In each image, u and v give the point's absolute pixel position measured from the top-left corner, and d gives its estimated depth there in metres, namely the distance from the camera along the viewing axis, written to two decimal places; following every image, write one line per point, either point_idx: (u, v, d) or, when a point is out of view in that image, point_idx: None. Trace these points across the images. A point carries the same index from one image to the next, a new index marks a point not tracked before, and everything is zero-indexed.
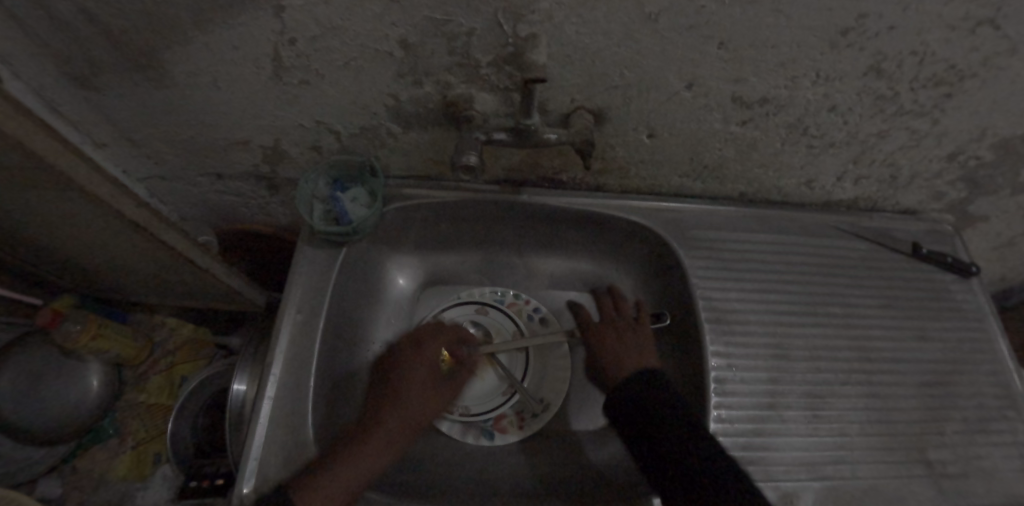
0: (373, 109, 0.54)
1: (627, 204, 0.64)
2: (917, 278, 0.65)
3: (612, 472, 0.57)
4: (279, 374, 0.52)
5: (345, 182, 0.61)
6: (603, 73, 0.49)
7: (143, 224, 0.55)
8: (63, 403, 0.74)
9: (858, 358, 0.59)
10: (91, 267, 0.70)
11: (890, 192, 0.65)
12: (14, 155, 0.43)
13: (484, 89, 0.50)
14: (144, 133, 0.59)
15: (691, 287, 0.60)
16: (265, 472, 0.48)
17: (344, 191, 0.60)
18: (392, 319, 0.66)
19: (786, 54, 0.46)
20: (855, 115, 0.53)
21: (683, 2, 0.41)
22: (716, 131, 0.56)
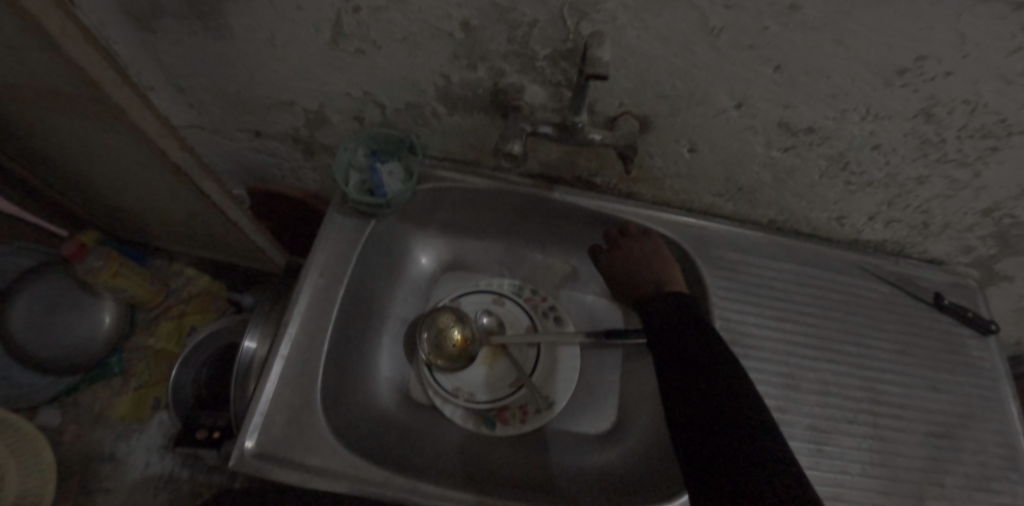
0: (422, 87, 0.54)
1: (656, 216, 0.65)
2: (935, 328, 0.65)
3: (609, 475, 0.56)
4: (294, 334, 0.52)
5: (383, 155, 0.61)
6: (655, 80, 0.49)
7: (183, 167, 0.56)
8: (75, 336, 0.77)
9: (867, 399, 0.59)
10: (121, 207, 0.71)
11: (919, 238, 0.65)
12: (74, 81, 0.44)
13: (535, 81, 0.51)
14: (193, 81, 0.59)
15: (711, 305, 0.60)
16: (270, 427, 0.48)
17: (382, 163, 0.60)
18: (408, 297, 0.66)
19: (840, 86, 0.46)
20: (897, 156, 0.53)
21: (748, 20, 0.42)
22: (757, 154, 0.56)
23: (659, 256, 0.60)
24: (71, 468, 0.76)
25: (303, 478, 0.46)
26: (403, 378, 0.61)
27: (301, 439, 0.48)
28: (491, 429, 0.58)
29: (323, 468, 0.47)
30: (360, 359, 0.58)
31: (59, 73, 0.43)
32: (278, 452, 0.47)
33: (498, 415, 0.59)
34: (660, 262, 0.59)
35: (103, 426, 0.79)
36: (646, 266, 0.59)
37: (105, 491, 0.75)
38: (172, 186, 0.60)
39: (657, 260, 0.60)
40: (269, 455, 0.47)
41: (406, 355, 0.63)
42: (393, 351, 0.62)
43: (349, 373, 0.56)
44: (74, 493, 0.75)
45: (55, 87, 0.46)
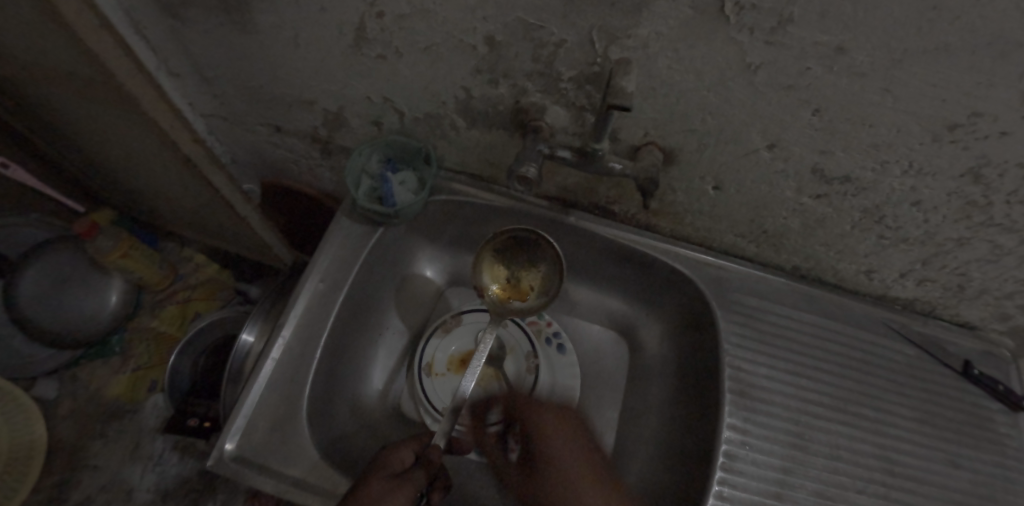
0: (442, 98, 0.53)
1: (674, 251, 0.63)
2: (961, 399, 0.60)
3: None
4: (288, 338, 0.51)
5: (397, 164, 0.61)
6: (684, 113, 0.47)
7: (194, 159, 0.55)
8: (80, 312, 0.78)
9: (881, 469, 0.55)
10: (137, 190, 0.72)
11: (953, 301, 0.60)
12: (92, 67, 0.43)
13: (558, 103, 0.49)
14: (216, 71, 0.59)
15: (721, 351, 0.57)
16: (251, 433, 0.47)
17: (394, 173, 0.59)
18: (411, 309, 0.65)
19: (882, 136, 0.43)
20: (937, 215, 0.49)
21: (789, 58, 0.39)
22: (785, 198, 0.53)
23: (572, 434, 0.55)
24: (64, 440, 0.77)
25: (278, 488, 0.45)
26: (395, 391, 0.60)
27: (282, 447, 0.47)
28: (478, 456, 0.57)
29: (298, 479, 0.46)
30: (352, 368, 0.57)
31: (77, 58, 0.43)
32: (256, 459, 0.46)
33: (489, 441, 0.58)
34: (594, 455, 0.54)
35: (99, 403, 0.80)
36: (568, 457, 0.54)
37: (93, 467, 0.76)
38: (184, 177, 0.60)
39: (580, 447, 0.54)
40: (245, 461, 0.46)
41: (401, 368, 0.61)
42: (388, 362, 0.61)
43: (339, 381, 0.55)
44: (64, 466, 0.76)
45: (75, 71, 0.46)
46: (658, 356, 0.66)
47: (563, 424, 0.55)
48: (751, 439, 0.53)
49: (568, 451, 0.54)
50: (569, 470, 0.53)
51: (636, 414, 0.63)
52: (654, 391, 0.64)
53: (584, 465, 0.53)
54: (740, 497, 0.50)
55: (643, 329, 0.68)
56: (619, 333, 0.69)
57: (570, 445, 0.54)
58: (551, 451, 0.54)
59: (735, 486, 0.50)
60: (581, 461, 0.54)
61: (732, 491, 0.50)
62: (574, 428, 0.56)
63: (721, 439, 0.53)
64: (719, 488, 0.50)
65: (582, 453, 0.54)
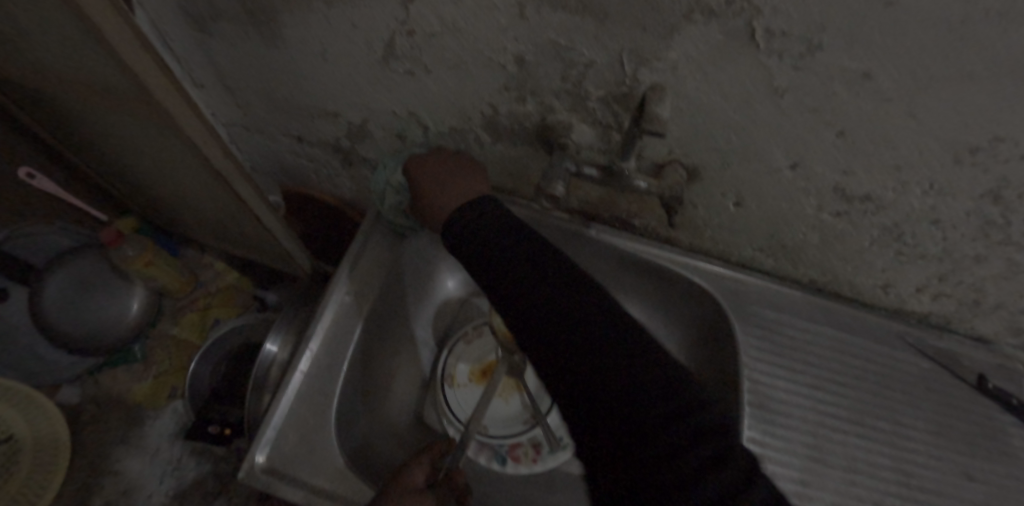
0: (468, 113, 0.54)
1: (692, 263, 0.64)
2: (977, 413, 0.60)
3: None
4: (315, 350, 0.52)
5: None
6: (709, 132, 0.47)
7: (224, 173, 0.56)
8: (103, 319, 0.79)
9: (899, 482, 0.55)
10: (160, 197, 0.73)
11: (968, 315, 0.61)
12: (128, 84, 0.44)
13: (584, 120, 0.49)
14: (243, 83, 0.60)
15: (740, 364, 0.58)
16: (281, 444, 0.48)
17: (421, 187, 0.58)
18: (433, 319, 0.65)
19: (904, 158, 0.44)
20: (955, 233, 0.50)
21: (815, 82, 0.40)
22: (806, 215, 0.54)
23: (463, 170, 0.54)
24: (86, 446, 0.79)
25: (310, 499, 0.46)
26: (419, 401, 0.61)
27: (313, 460, 0.48)
28: (501, 466, 0.57)
29: (329, 492, 0.47)
30: (376, 379, 0.58)
31: (115, 74, 0.44)
32: (288, 470, 0.47)
33: (510, 452, 0.58)
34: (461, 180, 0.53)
35: (120, 409, 0.81)
36: (445, 178, 0.53)
37: (114, 473, 0.77)
38: (213, 190, 0.60)
39: (460, 176, 0.53)
40: (277, 472, 0.47)
41: (423, 379, 0.62)
42: (411, 373, 0.62)
43: (365, 392, 0.56)
44: (86, 472, 0.77)
45: (111, 87, 0.47)
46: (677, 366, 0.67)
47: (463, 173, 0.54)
48: (770, 452, 0.54)
49: (441, 176, 0.53)
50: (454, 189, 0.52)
51: None
52: None
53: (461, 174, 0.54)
54: None
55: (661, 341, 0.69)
56: None
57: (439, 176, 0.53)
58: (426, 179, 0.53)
59: None
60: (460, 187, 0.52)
61: None
62: (458, 166, 0.54)
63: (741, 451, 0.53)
64: None
65: (461, 177, 0.53)
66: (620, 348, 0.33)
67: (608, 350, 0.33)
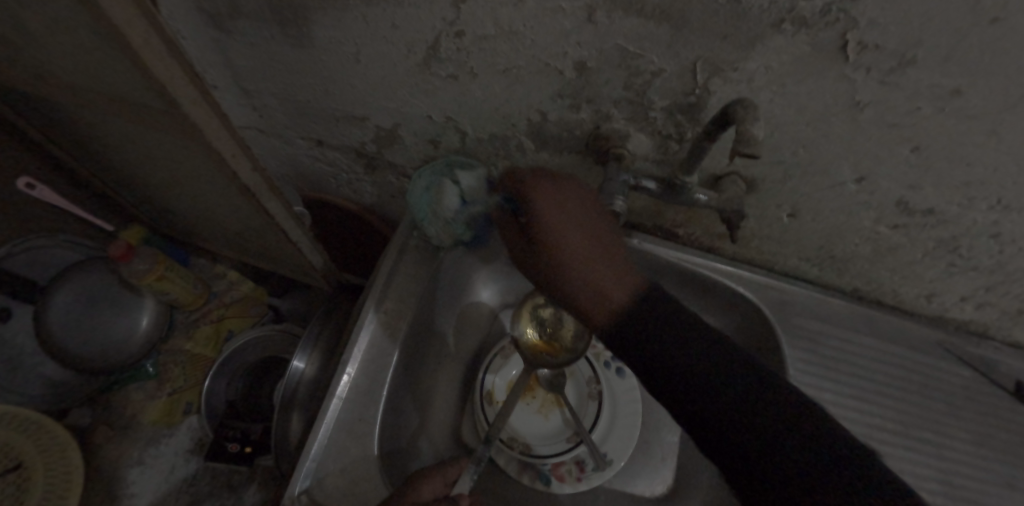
0: (512, 120, 0.50)
1: (738, 273, 0.61)
2: (1016, 421, 0.60)
3: None
4: (353, 374, 0.50)
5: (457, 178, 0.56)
6: (775, 145, 0.45)
7: (252, 188, 0.51)
8: (113, 336, 0.75)
9: (944, 493, 0.55)
10: (169, 205, 0.69)
11: (1009, 324, 0.61)
12: (152, 94, 0.40)
13: (643, 131, 0.46)
14: (263, 84, 0.56)
15: (787, 377, 0.57)
16: (322, 475, 0.46)
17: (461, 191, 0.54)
18: (466, 332, 0.61)
19: (978, 174, 0.42)
20: (1013, 246, 0.49)
21: (900, 97, 0.37)
22: (862, 228, 0.52)
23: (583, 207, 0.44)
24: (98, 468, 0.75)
25: None
26: (456, 422, 0.58)
27: (359, 492, 0.46)
28: (545, 484, 0.55)
29: None
30: (414, 400, 0.55)
31: (135, 82, 0.40)
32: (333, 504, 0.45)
33: (554, 471, 0.56)
34: (608, 259, 0.42)
35: (133, 431, 0.78)
36: (577, 235, 0.42)
37: (129, 495, 0.74)
38: (238, 205, 0.56)
39: (597, 247, 0.42)
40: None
41: (459, 396, 0.59)
42: (448, 391, 0.58)
43: (404, 415, 0.53)
44: (100, 495, 0.74)
45: (130, 96, 0.42)
46: None
47: (597, 238, 0.43)
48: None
49: (572, 227, 0.42)
50: (596, 272, 0.41)
51: None
52: None
53: (597, 238, 0.43)
54: None
55: None
56: None
57: (566, 232, 0.42)
58: (551, 232, 0.42)
59: None
60: (597, 279, 0.41)
61: None
62: (580, 203, 0.44)
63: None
64: None
65: (608, 255, 0.42)
66: (714, 372, 0.36)
67: (708, 381, 0.36)
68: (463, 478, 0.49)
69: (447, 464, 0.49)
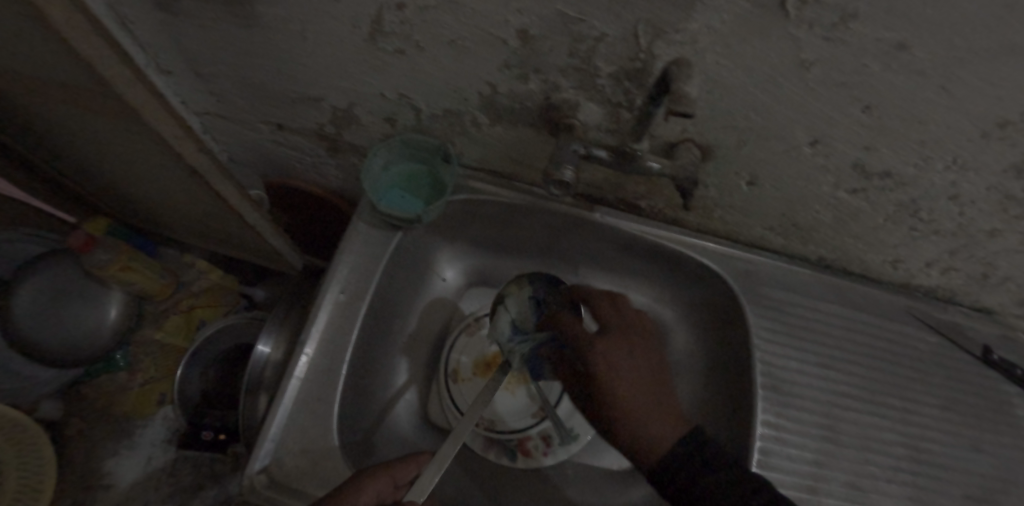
0: (465, 94, 0.49)
1: (701, 245, 0.61)
2: (982, 384, 0.61)
3: None
4: (311, 354, 0.50)
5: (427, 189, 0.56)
6: (727, 111, 0.44)
7: (200, 170, 0.52)
8: (80, 329, 0.74)
9: (908, 458, 0.56)
10: (130, 194, 0.68)
11: (975, 288, 0.60)
12: (85, 77, 0.40)
13: (594, 99, 0.45)
14: (215, 67, 0.55)
15: (752, 347, 0.57)
16: (281, 455, 0.46)
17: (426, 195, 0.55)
18: (431, 313, 0.63)
19: (931, 133, 0.42)
20: (973, 209, 0.49)
21: (848, 54, 0.36)
22: (822, 193, 0.52)
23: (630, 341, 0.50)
24: (74, 460, 0.77)
25: None
26: (420, 401, 0.59)
27: (316, 470, 0.46)
28: (511, 460, 0.57)
29: None
30: (375, 379, 0.55)
31: (66, 65, 0.39)
32: (294, 481, 0.45)
33: (520, 446, 0.57)
34: (657, 392, 0.48)
35: (107, 421, 0.79)
36: (633, 372, 0.48)
37: (108, 485, 0.77)
38: (194, 191, 0.56)
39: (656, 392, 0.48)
40: (277, 485, 0.45)
41: (425, 375, 0.60)
42: (412, 369, 0.60)
43: (364, 394, 0.54)
44: (77, 485, 0.76)
45: (67, 80, 0.42)
46: (685, 350, 0.66)
47: (660, 385, 0.49)
48: (779, 473, 0.52)
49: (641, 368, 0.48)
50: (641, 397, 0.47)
51: None
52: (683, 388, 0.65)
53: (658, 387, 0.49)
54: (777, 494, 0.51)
55: (669, 325, 0.67)
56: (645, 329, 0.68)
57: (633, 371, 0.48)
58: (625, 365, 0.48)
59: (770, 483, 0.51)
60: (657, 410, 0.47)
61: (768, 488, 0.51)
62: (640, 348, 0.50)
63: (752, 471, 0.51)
64: None
65: (666, 408, 0.47)
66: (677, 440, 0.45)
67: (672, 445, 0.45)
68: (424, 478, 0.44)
69: (402, 461, 0.45)
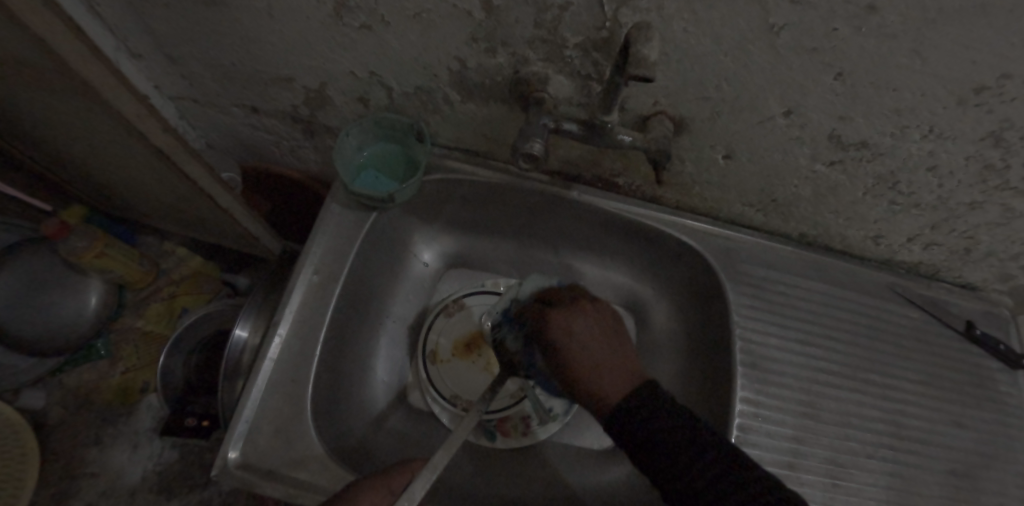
0: (433, 71, 0.48)
1: (679, 222, 0.61)
2: (963, 360, 0.60)
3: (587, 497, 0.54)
4: (285, 335, 0.49)
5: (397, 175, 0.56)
6: (698, 81, 0.43)
7: (165, 150, 0.53)
8: (60, 317, 0.75)
9: (889, 434, 0.55)
10: (104, 179, 0.68)
11: (957, 263, 0.60)
12: (37, 52, 0.39)
13: (562, 72, 0.44)
14: (182, 49, 0.53)
15: (731, 324, 0.57)
16: (254, 437, 0.45)
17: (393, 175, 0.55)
18: (410, 295, 0.64)
19: (906, 101, 0.40)
20: (953, 180, 0.47)
21: (817, 18, 0.35)
22: (799, 167, 0.51)
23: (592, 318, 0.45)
24: (57, 450, 0.77)
25: (288, 493, 0.44)
26: (398, 381, 0.60)
27: (289, 452, 0.46)
28: (490, 440, 0.57)
29: (311, 484, 0.45)
30: (352, 360, 0.56)
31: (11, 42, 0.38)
32: (264, 464, 0.45)
33: (500, 426, 0.58)
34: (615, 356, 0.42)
35: (90, 409, 0.80)
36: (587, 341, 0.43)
37: (90, 475, 0.77)
38: (161, 173, 0.58)
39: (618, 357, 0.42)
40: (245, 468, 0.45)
41: (404, 356, 0.61)
42: (391, 350, 0.61)
43: (342, 375, 0.54)
44: (60, 474, 0.76)
45: (23, 58, 0.42)
46: (665, 328, 0.66)
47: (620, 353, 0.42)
48: (758, 451, 0.51)
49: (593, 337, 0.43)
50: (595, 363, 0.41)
51: None
52: (663, 366, 0.64)
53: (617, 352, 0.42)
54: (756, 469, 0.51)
55: (649, 303, 0.67)
56: (626, 308, 0.69)
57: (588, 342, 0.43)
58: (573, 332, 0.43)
59: (750, 459, 0.51)
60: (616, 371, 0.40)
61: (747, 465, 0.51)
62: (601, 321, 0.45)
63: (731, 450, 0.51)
64: None
65: (623, 372, 0.40)
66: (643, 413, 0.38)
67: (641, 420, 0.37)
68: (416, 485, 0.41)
69: (396, 469, 0.42)
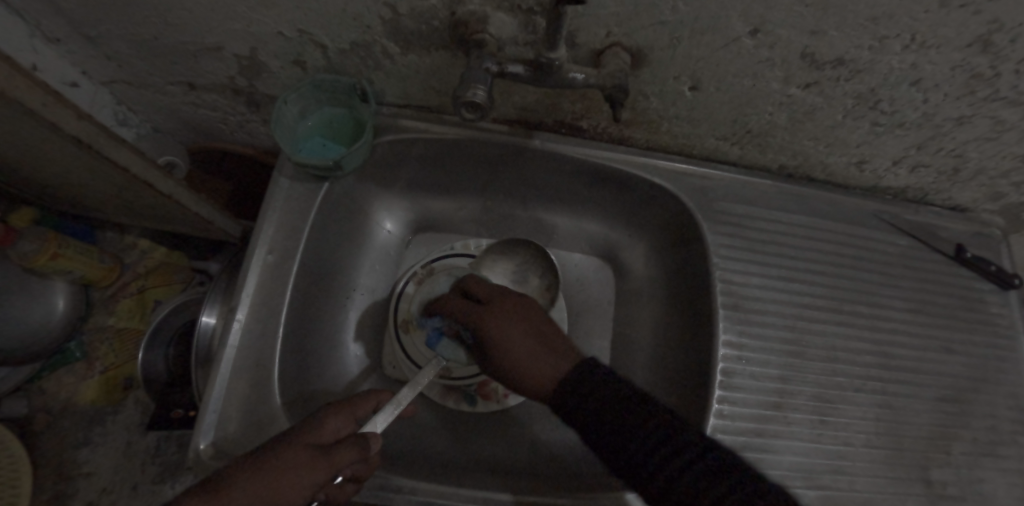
0: (365, 21, 0.43)
1: (651, 163, 0.58)
2: (952, 283, 0.59)
3: (572, 456, 0.53)
4: (244, 320, 0.47)
5: (347, 159, 0.51)
6: (652, 3, 0.38)
7: (84, 139, 0.50)
8: (27, 323, 0.74)
9: (878, 365, 0.54)
10: (43, 178, 0.65)
11: (946, 185, 0.57)
12: None
13: (502, 7, 0.39)
14: (94, 26, 0.49)
15: (711, 267, 0.54)
16: (222, 427, 0.44)
17: (342, 161, 0.50)
18: (375, 265, 0.62)
19: (883, 6, 0.36)
20: (939, 94, 0.43)
21: None
22: (771, 92, 0.47)
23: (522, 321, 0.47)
24: (46, 455, 0.78)
25: None
26: (373, 352, 0.59)
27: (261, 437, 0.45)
28: (471, 405, 0.56)
29: None
30: (321, 336, 0.55)
31: None
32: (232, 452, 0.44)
33: (479, 390, 0.57)
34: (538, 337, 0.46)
35: (75, 410, 0.80)
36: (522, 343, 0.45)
37: (85, 475, 0.77)
38: (94, 165, 0.56)
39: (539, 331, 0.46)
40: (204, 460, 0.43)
41: (375, 329, 0.60)
42: (362, 321, 0.60)
43: (309, 354, 0.53)
44: (54, 478, 0.77)
45: None
46: (644, 275, 0.64)
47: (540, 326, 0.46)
48: (742, 395, 0.50)
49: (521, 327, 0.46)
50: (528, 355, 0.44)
51: (625, 339, 0.63)
52: (643, 313, 0.64)
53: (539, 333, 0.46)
54: (741, 413, 0.49)
55: (626, 249, 0.66)
56: (603, 259, 0.67)
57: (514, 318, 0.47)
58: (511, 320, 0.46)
59: (734, 403, 0.50)
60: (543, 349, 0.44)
61: (732, 409, 0.49)
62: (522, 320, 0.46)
63: (716, 395, 0.50)
64: (719, 408, 0.49)
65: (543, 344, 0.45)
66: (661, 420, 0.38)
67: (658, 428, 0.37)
68: (378, 418, 0.44)
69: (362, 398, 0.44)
